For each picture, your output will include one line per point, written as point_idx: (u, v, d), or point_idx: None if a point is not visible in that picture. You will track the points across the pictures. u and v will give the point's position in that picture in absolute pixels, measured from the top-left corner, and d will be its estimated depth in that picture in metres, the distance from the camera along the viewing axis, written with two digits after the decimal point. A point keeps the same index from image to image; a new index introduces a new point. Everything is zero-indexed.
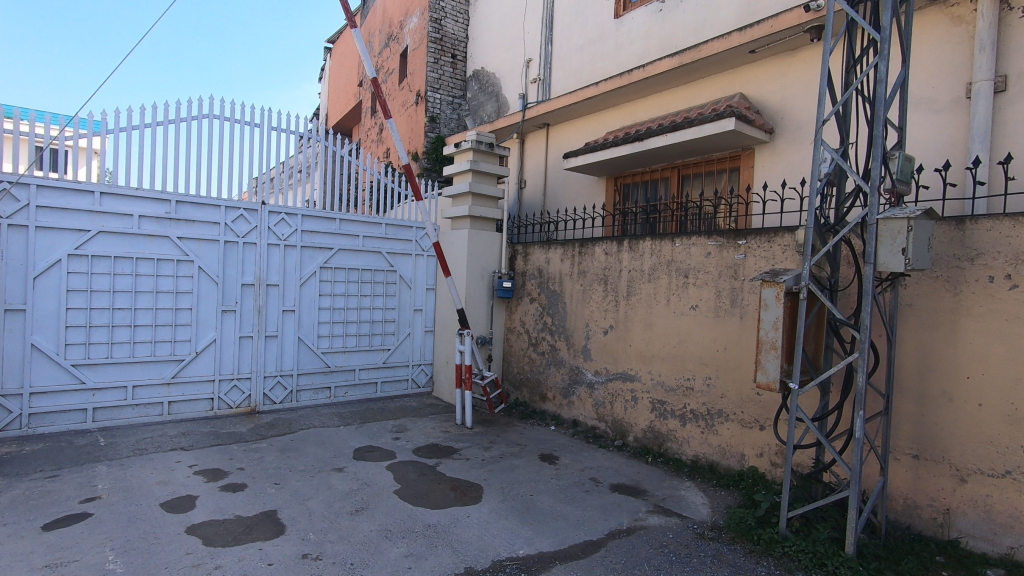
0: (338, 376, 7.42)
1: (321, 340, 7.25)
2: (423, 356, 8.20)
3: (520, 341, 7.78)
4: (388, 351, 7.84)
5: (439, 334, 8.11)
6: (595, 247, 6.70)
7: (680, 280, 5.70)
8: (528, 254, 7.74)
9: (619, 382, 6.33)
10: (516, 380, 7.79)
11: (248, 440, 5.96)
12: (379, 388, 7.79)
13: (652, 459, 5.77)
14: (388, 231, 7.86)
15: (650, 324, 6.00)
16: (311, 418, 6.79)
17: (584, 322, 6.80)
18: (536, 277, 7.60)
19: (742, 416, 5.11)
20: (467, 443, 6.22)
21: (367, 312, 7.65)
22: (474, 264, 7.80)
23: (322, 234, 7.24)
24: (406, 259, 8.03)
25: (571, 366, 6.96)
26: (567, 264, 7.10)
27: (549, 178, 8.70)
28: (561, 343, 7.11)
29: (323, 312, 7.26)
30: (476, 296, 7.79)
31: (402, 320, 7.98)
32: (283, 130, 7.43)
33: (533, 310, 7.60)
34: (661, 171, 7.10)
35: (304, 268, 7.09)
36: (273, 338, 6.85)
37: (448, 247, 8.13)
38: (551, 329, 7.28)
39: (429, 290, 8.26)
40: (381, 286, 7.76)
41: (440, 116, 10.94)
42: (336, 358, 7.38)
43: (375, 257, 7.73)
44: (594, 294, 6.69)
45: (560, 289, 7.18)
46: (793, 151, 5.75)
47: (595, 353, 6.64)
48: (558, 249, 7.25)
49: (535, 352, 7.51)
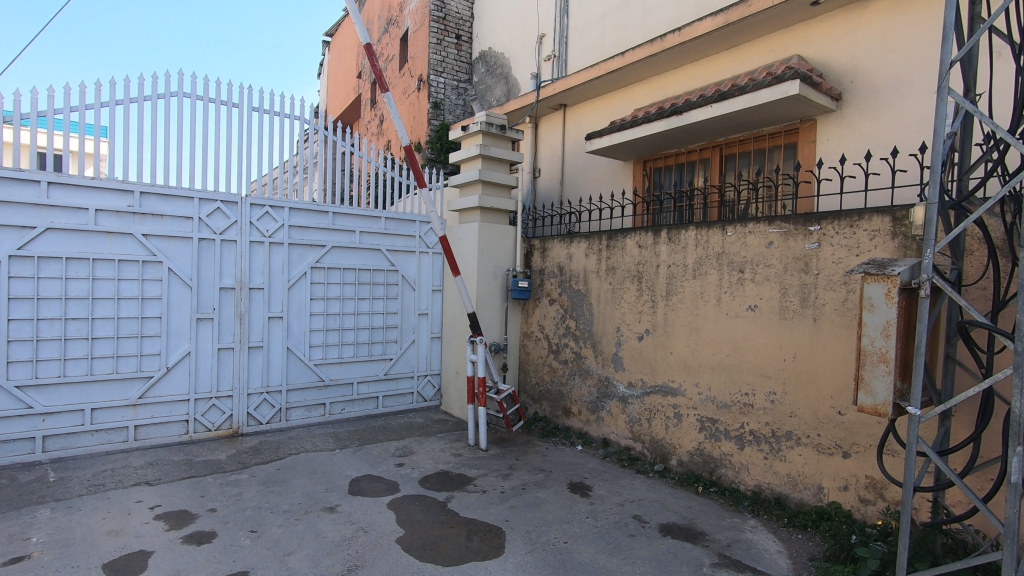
0: (334, 391, 6.55)
1: (314, 350, 6.38)
2: (429, 366, 7.32)
3: (538, 348, 6.89)
4: (390, 360, 6.96)
5: (448, 341, 7.24)
6: (626, 239, 5.80)
7: (734, 276, 4.79)
8: (547, 249, 6.84)
9: (658, 396, 5.42)
10: (535, 392, 6.91)
11: (226, 471, 5.08)
12: (381, 403, 6.92)
13: (702, 489, 4.86)
14: (388, 226, 6.98)
15: (696, 329, 5.08)
16: (301, 441, 5.91)
17: (615, 326, 5.89)
18: (556, 275, 6.70)
19: (819, 440, 4.19)
20: (481, 469, 5.32)
21: (366, 318, 6.78)
22: (486, 262, 6.90)
23: (313, 230, 6.38)
24: (408, 257, 7.15)
25: (599, 377, 6.07)
26: (593, 259, 6.20)
27: (567, 164, 7.81)
28: (588, 350, 6.21)
29: (316, 319, 6.39)
30: (489, 297, 6.90)
31: (405, 326, 7.10)
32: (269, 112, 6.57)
33: (553, 313, 6.70)
34: (698, 152, 6.21)
35: (293, 269, 6.21)
36: (258, 349, 5.98)
37: (456, 243, 7.24)
38: (575, 334, 6.39)
39: (436, 291, 7.38)
40: (380, 288, 6.88)
41: (444, 102, 10.08)
42: (331, 370, 6.51)
43: (375, 255, 6.85)
44: (626, 294, 5.78)
45: (585, 289, 6.29)
46: (866, 120, 4.82)
47: (629, 362, 5.73)
48: (582, 243, 6.35)
49: (557, 361, 6.62)
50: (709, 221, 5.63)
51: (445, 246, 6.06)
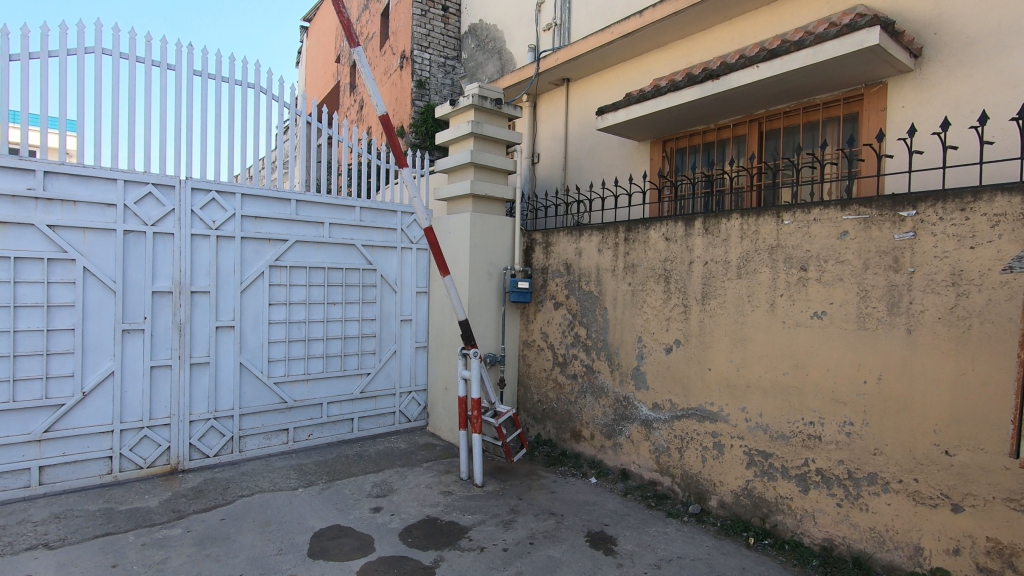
0: (300, 414, 5.49)
1: (274, 366, 5.33)
2: (414, 381, 6.29)
3: (541, 360, 5.90)
4: (366, 375, 5.93)
5: (436, 352, 6.22)
6: (650, 230, 4.82)
7: (794, 274, 3.84)
8: (552, 243, 5.85)
9: (692, 421, 4.46)
10: (537, 411, 5.93)
11: (154, 524, 4.00)
12: (356, 425, 5.88)
13: (753, 541, 3.90)
14: (364, 217, 5.93)
15: (743, 341, 4.12)
16: (257, 478, 4.85)
17: (635, 334, 4.92)
18: (562, 274, 5.71)
19: (916, 487, 3.25)
20: (478, 514, 4.31)
21: (338, 326, 5.73)
22: (479, 258, 5.87)
23: (272, 222, 5.31)
24: (388, 254, 6.10)
25: (615, 395, 5.09)
26: (608, 254, 5.21)
27: (572, 148, 6.84)
28: (602, 364, 5.22)
29: (276, 328, 5.33)
30: (483, 300, 5.89)
31: (385, 334, 6.06)
32: (220, 80, 5.51)
33: (559, 319, 5.71)
34: (731, 129, 5.26)
35: (247, 268, 5.15)
36: (203, 366, 4.91)
37: (443, 236, 6.21)
38: (586, 344, 5.40)
39: (421, 294, 6.34)
40: (356, 290, 5.84)
41: (430, 80, 9.02)
42: (295, 389, 5.46)
43: (349, 251, 5.80)
44: (650, 296, 4.80)
45: (598, 291, 5.30)
46: (956, 79, 3.88)
47: (653, 381, 4.76)
48: (594, 234, 5.37)
49: (563, 375, 5.64)
50: (750, 208, 4.67)
51: (431, 239, 5.02)
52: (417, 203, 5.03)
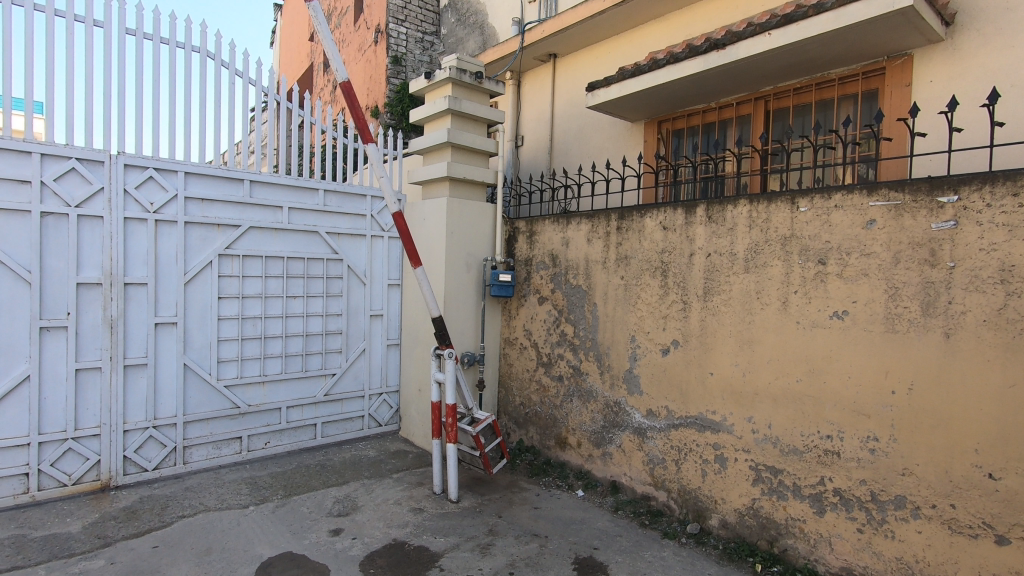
0: (255, 420, 4.93)
1: (225, 367, 4.75)
2: (385, 382, 5.76)
3: (523, 360, 5.43)
4: (331, 377, 5.38)
5: (409, 350, 5.70)
6: (646, 217, 4.34)
7: (810, 269, 3.39)
8: (536, 231, 5.35)
9: (691, 431, 4.01)
10: (519, 415, 5.46)
11: (72, 555, 3.42)
12: (320, 431, 5.34)
13: (761, 568, 3.47)
14: (329, 202, 5.35)
15: (750, 343, 3.68)
16: (202, 494, 4.29)
17: (627, 333, 4.45)
18: (547, 266, 5.21)
19: (953, 514, 2.83)
20: (451, 537, 3.82)
21: (298, 322, 5.16)
22: (455, 248, 5.33)
23: (221, 205, 4.70)
24: (356, 242, 5.54)
25: (605, 400, 4.63)
26: (599, 244, 4.71)
27: (559, 130, 6.32)
28: (591, 365, 4.75)
29: (226, 325, 4.75)
30: (461, 294, 5.37)
31: (352, 331, 5.51)
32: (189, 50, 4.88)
33: (543, 315, 5.22)
34: (733, 109, 4.79)
35: (191, 256, 4.55)
36: (139, 368, 4.32)
37: (417, 224, 5.66)
38: (573, 343, 4.92)
39: (392, 286, 5.79)
40: (318, 282, 5.27)
41: (406, 56, 8.41)
42: (249, 392, 4.89)
43: (311, 239, 5.23)
44: (644, 291, 4.33)
45: (587, 285, 4.81)
46: (993, 50, 3.44)
47: (647, 385, 4.31)
48: (582, 222, 4.88)
49: (548, 377, 5.17)
50: (757, 194, 4.21)
51: (399, 225, 4.45)
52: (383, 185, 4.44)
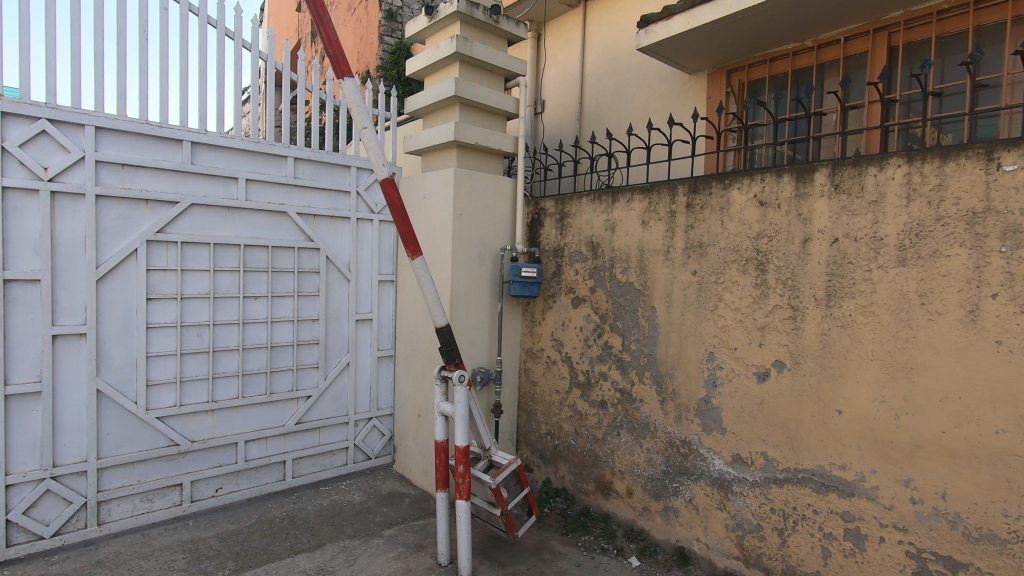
0: (202, 461, 3.73)
1: (158, 393, 3.54)
2: (374, 404, 4.57)
3: (552, 378, 4.26)
4: (305, 400, 4.18)
5: (406, 363, 4.51)
6: (732, 189, 3.16)
7: (1022, 260, 2.21)
8: (571, 212, 4.15)
9: (803, 490, 2.84)
10: (545, 448, 4.30)
11: None
12: (290, 470, 4.14)
13: None
14: (301, 174, 4.14)
15: (906, 369, 2.50)
16: (118, 572, 3.08)
17: (703, 347, 3.28)
18: (585, 258, 4.02)
19: None
20: None
21: (261, 331, 3.95)
22: (465, 234, 4.12)
23: (152, 173, 3.48)
24: (338, 227, 4.32)
25: (669, 437, 3.45)
26: (660, 227, 3.52)
27: (590, 91, 5.12)
28: (649, 389, 3.57)
29: (159, 335, 3.54)
30: (472, 294, 4.17)
31: (332, 340, 4.31)
32: None
33: (580, 323, 4.05)
34: (840, 46, 3.60)
35: (108, 242, 3.34)
36: (29, 398, 3.12)
37: (415, 204, 4.44)
38: (622, 359, 3.75)
39: (385, 283, 4.59)
40: (287, 278, 4.06)
41: (403, 11, 7.17)
42: (193, 425, 3.68)
43: (278, 222, 4.02)
44: (730, 293, 3.16)
45: (642, 282, 3.63)
46: None
47: (732, 422, 3.14)
48: (636, 198, 3.68)
49: (586, 403, 4.00)
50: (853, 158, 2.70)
51: (388, 195, 2.96)
52: (365, 143, 2.96)
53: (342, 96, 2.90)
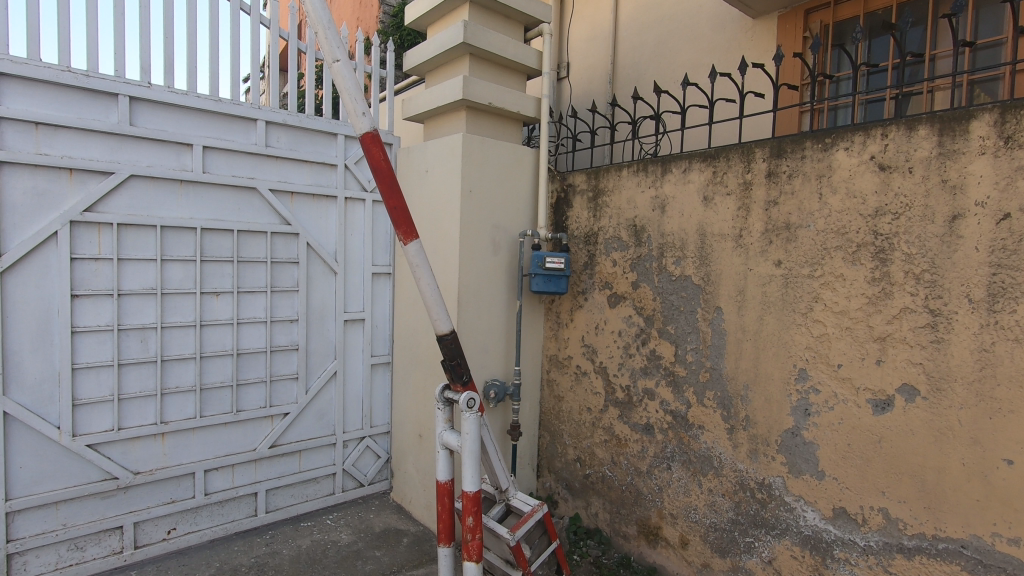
0: (149, 497, 3.01)
1: (90, 415, 2.82)
2: (367, 421, 3.81)
3: (583, 393, 3.50)
4: (281, 419, 3.44)
5: (405, 372, 3.75)
6: (834, 150, 2.35)
7: None
8: (607, 188, 3.35)
9: (945, 567, 2.04)
10: (573, 478, 3.54)
11: None
12: (263, 504, 3.40)
13: None
14: (275, 142, 3.37)
15: None
16: None
17: (791, 363, 2.48)
18: (625, 246, 3.23)
19: None
20: None
21: (226, 335, 3.21)
22: (476, 216, 3.34)
23: (76, 135, 2.74)
24: (321, 207, 3.55)
25: (740, 477, 2.67)
26: (730, 205, 2.72)
27: (625, 48, 4.30)
28: (713, 414, 2.78)
29: (89, 342, 2.80)
30: (484, 289, 3.39)
31: (315, 345, 3.56)
32: None
33: (618, 326, 3.27)
34: None
35: (16, 224, 2.61)
36: None
37: (415, 179, 3.65)
38: (675, 374, 2.96)
39: (380, 276, 3.83)
40: (257, 269, 3.31)
41: None
42: (135, 453, 2.95)
43: (246, 201, 3.26)
44: (832, 291, 2.34)
45: (702, 277, 2.84)
46: None
47: (834, 464, 2.34)
48: (695, 168, 2.87)
49: (625, 426, 3.23)
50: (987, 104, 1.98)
51: (371, 157, 2.16)
52: (338, 76, 2.14)
53: (307, 18, 2.14)
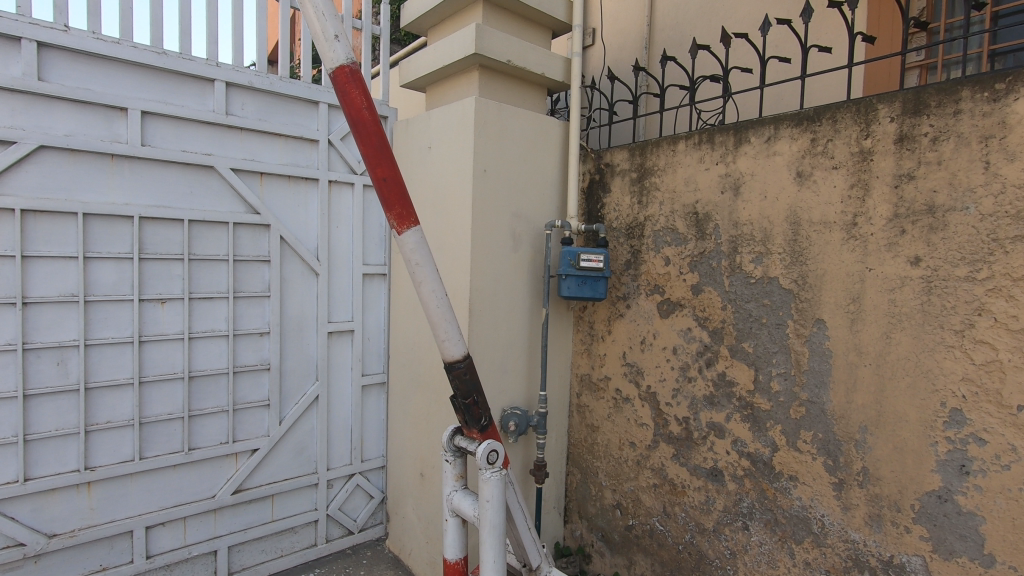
0: (72, 565, 2.33)
1: None
2: (356, 455, 3.12)
3: (625, 424, 2.80)
4: (247, 456, 2.75)
5: (404, 395, 3.06)
6: (1009, 99, 1.65)
7: None
8: (656, 167, 2.66)
9: None
10: (612, 529, 2.86)
11: None
12: (226, 564, 2.72)
13: None
14: (239, 109, 2.68)
15: None
16: None
17: (937, 401, 1.78)
18: (681, 241, 2.54)
19: None
20: None
21: (174, 354, 2.52)
22: (492, 203, 2.64)
23: None
24: (299, 192, 2.86)
25: (854, 551, 1.99)
26: (838, 184, 2.02)
27: (664, 5, 3.60)
28: (813, 463, 2.09)
29: None
30: (502, 295, 2.70)
31: (291, 364, 2.87)
32: None
33: (672, 342, 2.58)
34: None
35: None
36: None
37: (415, 157, 2.96)
38: (754, 407, 2.27)
39: (373, 278, 3.14)
40: (216, 270, 2.63)
41: None
42: (51, 511, 2.28)
43: (201, 183, 2.57)
44: (1007, 300, 1.65)
45: (795, 279, 2.14)
46: None
47: (1009, 548, 1.65)
48: (784, 137, 2.18)
49: (681, 469, 2.54)
50: None
51: (349, 104, 1.49)
52: None
53: None
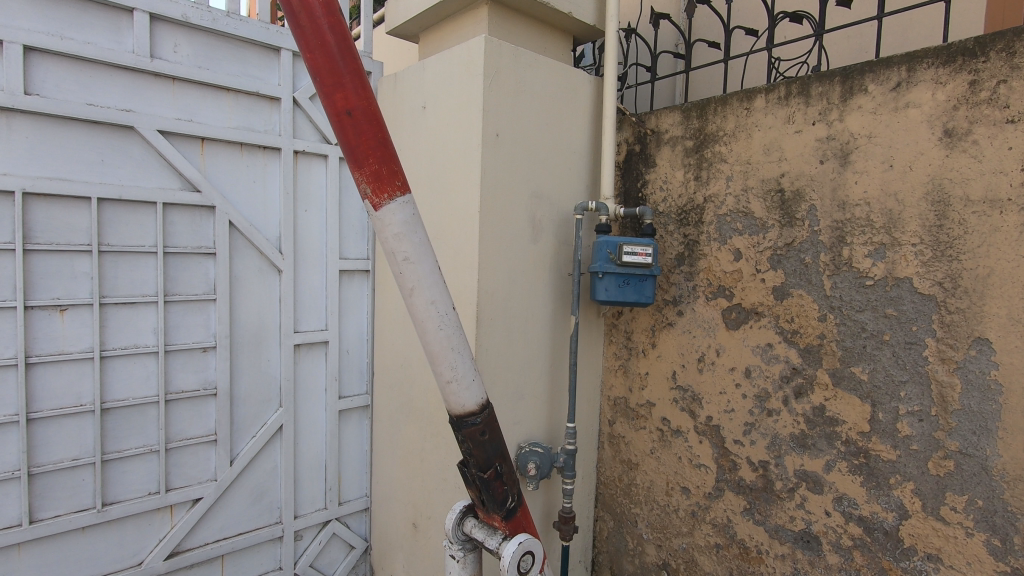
0: None
1: None
2: (332, 497, 2.49)
3: (675, 464, 2.19)
4: (186, 509, 2.12)
5: (391, 422, 2.42)
6: None
7: None
8: (721, 132, 2.03)
9: None
10: None
11: None
12: None
13: None
14: (169, 52, 2.01)
15: None
16: None
17: None
18: (759, 228, 1.92)
19: None
20: None
21: (79, 380, 1.88)
22: (506, 178, 2.00)
23: None
24: (254, 165, 2.20)
25: None
26: (1016, 146, 1.40)
27: None
28: (967, 541, 1.49)
29: None
30: (519, 299, 2.07)
31: (246, 386, 2.23)
32: None
33: (743, 363, 1.97)
34: None
35: None
36: None
37: (405, 122, 2.30)
38: (871, 456, 1.66)
39: (352, 275, 2.49)
40: (139, 267, 1.98)
41: None
42: None
43: (116, 149, 1.91)
44: None
45: (941, 281, 1.52)
46: None
47: None
48: (923, 82, 1.55)
49: (757, 529, 1.94)
50: None
51: None
52: None
53: None
